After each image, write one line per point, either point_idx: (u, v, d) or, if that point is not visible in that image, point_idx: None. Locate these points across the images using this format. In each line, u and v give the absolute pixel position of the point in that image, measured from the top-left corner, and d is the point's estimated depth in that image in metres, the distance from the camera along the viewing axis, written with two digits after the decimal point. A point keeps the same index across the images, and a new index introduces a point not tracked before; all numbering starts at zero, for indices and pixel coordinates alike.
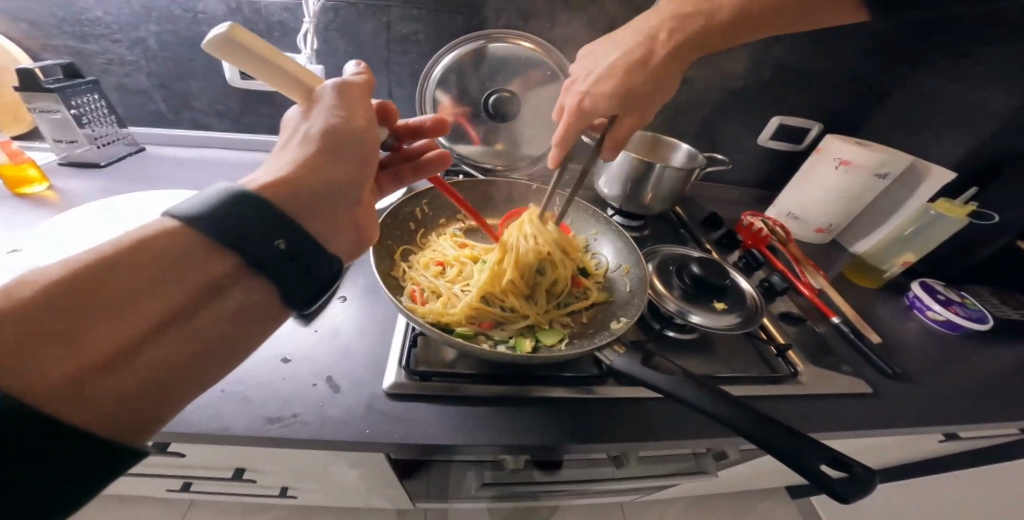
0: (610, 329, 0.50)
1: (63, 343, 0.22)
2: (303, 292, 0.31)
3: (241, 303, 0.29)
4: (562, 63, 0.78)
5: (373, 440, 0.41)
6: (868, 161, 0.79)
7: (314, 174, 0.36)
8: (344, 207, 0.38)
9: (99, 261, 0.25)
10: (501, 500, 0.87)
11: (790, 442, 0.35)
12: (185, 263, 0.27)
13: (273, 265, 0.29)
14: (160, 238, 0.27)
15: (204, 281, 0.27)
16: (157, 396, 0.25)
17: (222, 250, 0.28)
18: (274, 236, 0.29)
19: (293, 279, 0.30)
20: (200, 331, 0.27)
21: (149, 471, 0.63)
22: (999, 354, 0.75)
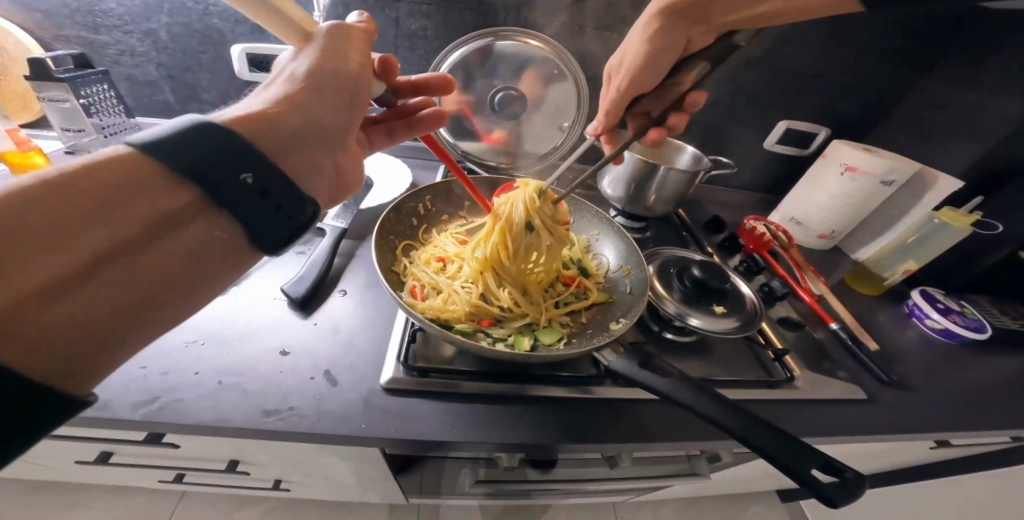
0: (609, 329, 0.50)
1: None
2: (272, 234, 0.32)
3: (202, 239, 0.29)
4: (570, 62, 0.78)
5: (369, 434, 0.42)
6: (875, 168, 0.79)
7: (291, 112, 0.37)
8: (320, 147, 0.40)
9: (38, 189, 0.24)
10: (494, 498, 0.88)
11: (783, 447, 0.35)
12: (141, 193, 0.26)
13: (239, 200, 0.29)
14: (113, 167, 0.26)
15: (154, 215, 0.27)
16: (109, 329, 0.25)
17: (184, 181, 0.28)
18: (239, 170, 0.29)
19: (261, 217, 0.31)
20: (156, 265, 0.27)
21: (145, 461, 0.64)
22: (997, 364, 0.75)
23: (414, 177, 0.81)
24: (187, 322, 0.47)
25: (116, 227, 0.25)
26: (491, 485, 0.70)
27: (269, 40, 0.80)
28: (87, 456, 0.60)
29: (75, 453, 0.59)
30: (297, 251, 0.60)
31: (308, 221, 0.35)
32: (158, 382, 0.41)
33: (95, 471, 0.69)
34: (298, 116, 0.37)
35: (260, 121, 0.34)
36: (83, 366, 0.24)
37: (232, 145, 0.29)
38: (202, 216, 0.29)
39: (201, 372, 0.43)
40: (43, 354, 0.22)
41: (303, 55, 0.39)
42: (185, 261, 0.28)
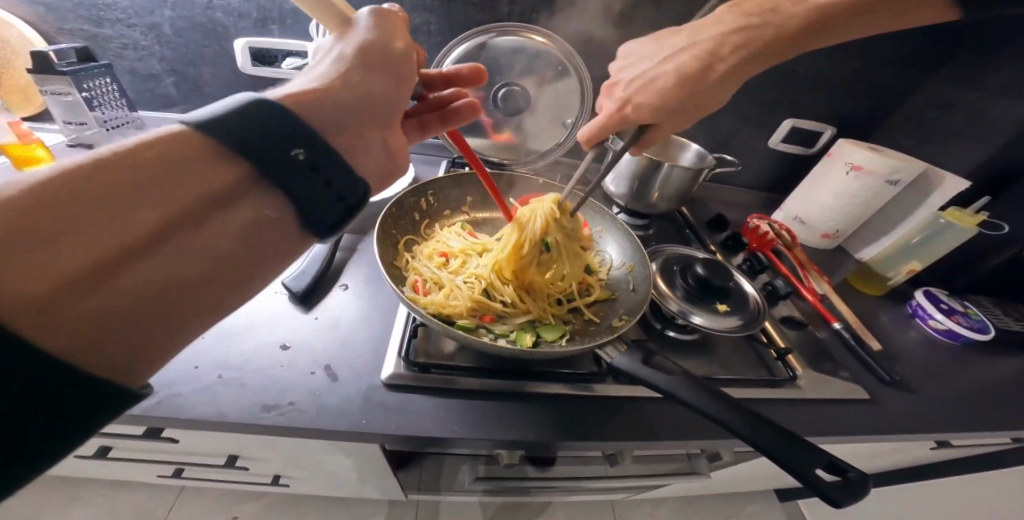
0: (611, 327, 0.49)
1: (51, 248, 0.21)
2: (323, 215, 0.30)
3: (250, 220, 0.28)
4: (574, 58, 0.77)
5: (369, 430, 0.41)
6: (880, 167, 0.78)
7: (341, 88, 0.36)
8: (372, 124, 0.38)
9: (94, 166, 0.23)
10: (493, 494, 0.88)
11: (788, 447, 0.35)
12: (190, 170, 0.25)
13: (291, 175, 0.28)
14: (164, 145, 0.25)
15: (203, 192, 0.26)
16: (160, 313, 0.24)
17: (234, 158, 0.27)
18: (291, 146, 0.28)
19: (313, 194, 0.29)
20: (205, 248, 0.26)
21: (144, 455, 0.63)
22: (1000, 365, 0.75)
23: (416, 172, 0.80)
24: None
25: (167, 206, 0.24)
26: (491, 481, 0.70)
27: (271, 34, 0.79)
28: (87, 450, 0.60)
29: (75, 447, 0.59)
30: None
31: (360, 201, 0.33)
32: (157, 376, 0.41)
33: (95, 465, 0.69)
34: (346, 93, 0.36)
35: (313, 96, 0.33)
36: (132, 353, 0.23)
37: (278, 115, 0.28)
38: (252, 194, 0.28)
39: (200, 366, 0.43)
40: (90, 340, 0.21)
41: (348, 38, 0.40)
42: (235, 243, 0.27)
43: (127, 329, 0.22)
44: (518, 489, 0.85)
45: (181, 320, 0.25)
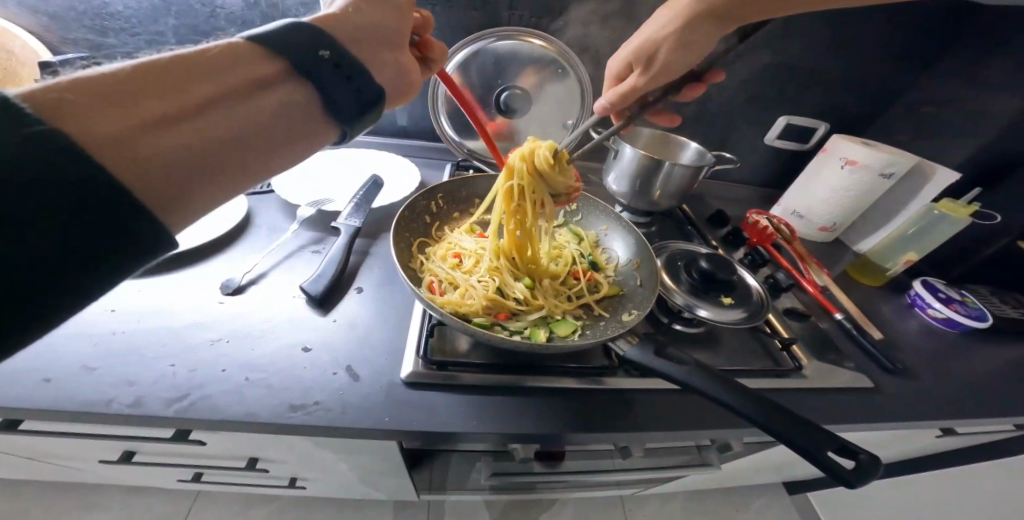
0: (622, 321, 0.51)
1: (122, 106, 0.24)
2: (349, 108, 0.33)
3: (285, 103, 0.31)
4: (574, 59, 0.80)
5: (393, 426, 0.43)
6: (875, 162, 0.80)
7: (360, 16, 0.39)
8: (387, 48, 0.40)
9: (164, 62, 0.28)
10: (502, 493, 0.89)
11: (797, 430, 0.36)
12: (237, 63, 0.30)
13: (320, 71, 0.32)
14: (216, 48, 0.30)
15: (247, 79, 0.30)
16: (206, 171, 0.27)
17: (270, 57, 0.31)
18: (318, 47, 0.32)
19: (338, 87, 0.32)
20: (245, 123, 0.29)
21: (163, 460, 0.65)
22: (998, 352, 0.76)
23: (421, 176, 0.82)
24: (210, 321, 0.48)
25: (218, 84, 0.29)
26: (504, 479, 0.71)
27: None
28: (110, 455, 0.61)
29: (97, 453, 0.60)
30: (311, 250, 0.61)
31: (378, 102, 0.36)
32: (187, 379, 0.42)
33: (114, 471, 0.70)
34: (362, 18, 0.39)
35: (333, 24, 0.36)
36: (182, 199, 0.26)
37: (308, 31, 0.33)
38: (286, 82, 0.31)
39: (227, 369, 0.44)
40: (148, 178, 0.24)
41: None
42: (271, 118, 0.30)
43: (178, 179, 0.25)
44: (526, 486, 0.86)
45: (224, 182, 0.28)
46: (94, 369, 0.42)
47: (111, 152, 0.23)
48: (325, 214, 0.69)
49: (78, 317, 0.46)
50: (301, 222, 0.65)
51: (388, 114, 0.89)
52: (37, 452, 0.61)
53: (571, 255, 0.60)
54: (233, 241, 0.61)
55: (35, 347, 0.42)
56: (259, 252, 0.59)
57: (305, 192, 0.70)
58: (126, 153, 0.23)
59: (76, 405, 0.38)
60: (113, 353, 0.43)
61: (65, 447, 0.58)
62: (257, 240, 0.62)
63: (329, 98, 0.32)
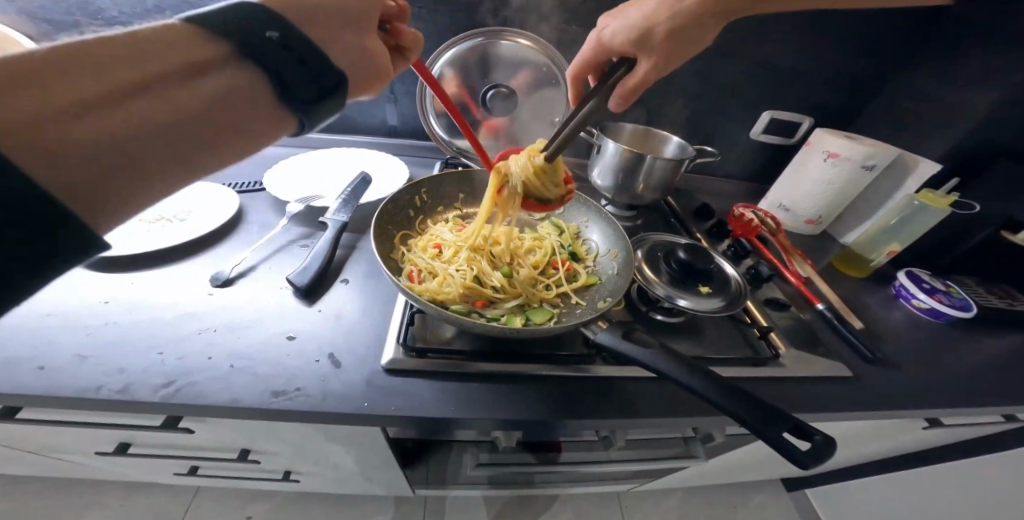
0: (597, 307, 0.52)
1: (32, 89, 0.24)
2: (303, 94, 0.35)
3: (225, 85, 0.32)
4: (559, 60, 0.82)
5: (371, 411, 0.44)
6: (855, 154, 0.82)
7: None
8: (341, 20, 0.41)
9: (99, 44, 0.28)
10: (499, 487, 0.91)
11: (755, 411, 0.37)
12: (174, 45, 0.31)
13: (269, 51, 0.33)
14: (153, 30, 0.31)
15: (189, 60, 0.31)
16: (132, 162, 0.27)
17: (211, 38, 0.32)
18: (265, 30, 0.33)
19: (290, 71, 0.33)
20: (178, 101, 0.29)
21: (160, 452, 0.66)
22: (982, 342, 0.77)
23: (410, 174, 0.83)
24: (199, 312, 0.50)
25: (161, 63, 0.30)
26: (496, 471, 0.73)
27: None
28: (107, 446, 0.63)
29: (96, 444, 0.62)
30: (300, 244, 0.63)
31: (337, 84, 0.38)
32: (175, 366, 0.44)
33: (113, 464, 0.72)
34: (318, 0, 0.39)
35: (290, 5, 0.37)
36: (113, 189, 0.26)
37: (254, 11, 0.33)
38: (226, 69, 0.32)
39: (214, 357, 0.46)
40: (67, 155, 0.24)
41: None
42: (211, 107, 0.31)
43: (110, 159, 0.26)
44: (523, 480, 0.88)
45: (149, 182, 0.28)
46: (87, 357, 0.43)
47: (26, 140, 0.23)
48: (315, 210, 0.71)
49: (73, 309, 0.48)
50: (290, 217, 0.67)
51: (379, 115, 0.91)
52: (38, 444, 0.63)
53: (551, 246, 0.62)
54: (224, 237, 0.63)
55: (31, 336, 0.44)
56: (249, 247, 0.61)
57: (296, 189, 0.72)
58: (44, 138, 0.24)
59: (69, 389, 0.40)
60: (104, 343, 0.45)
61: (64, 438, 0.61)
62: (249, 235, 0.64)
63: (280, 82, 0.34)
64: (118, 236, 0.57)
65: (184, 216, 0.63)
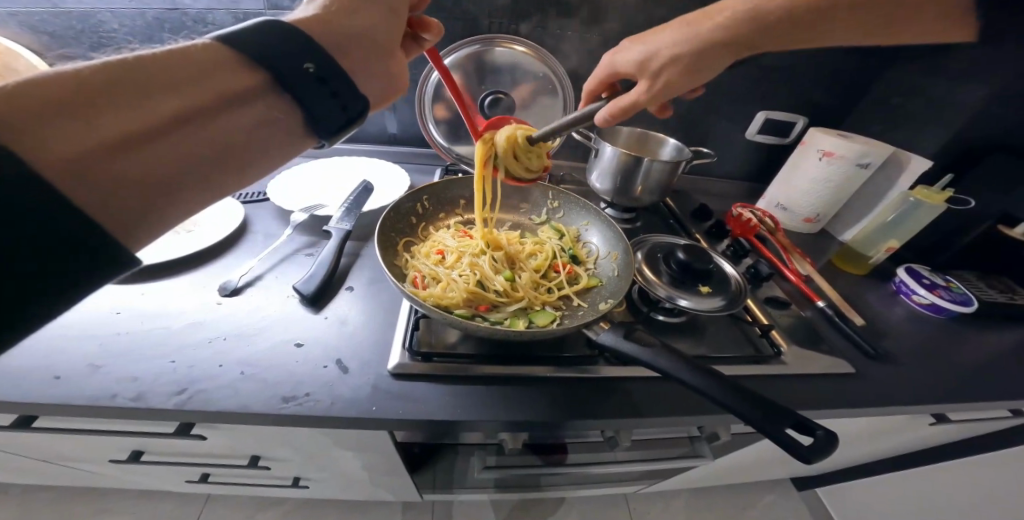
0: (598, 309, 0.53)
1: (77, 120, 0.26)
2: (327, 123, 0.37)
3: (256, 115, 0.34)
4: (557, 67, 0.84)
5: (379, 415, 0.45)
6: (850, 152, 0.83)
7: (346, 18, 0.41)
8: (367, 45, 0.43)
9: (134, 62, 0.30)
10: (508, 491, 0.91)
11: (758, 409, 0.37)
12: (219, 69, 0.32)
13: (302, 83, 0.34)
14: (194, 48, 0.32)
15: (221, 88, 0.32)
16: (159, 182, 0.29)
17: (250, 67, 0.34)
18: (302, 61, 0.34)
19: (317, 101, 0.35)
20: (212, 133, 0.32)
21: (171, 459, 0.67)
22: (984, 336, 0.77)
23: (411, 181, 0.85)
24: (208, 321, 0.51)
25: (194, 89, 0.31)
26: (506, 474, 0.73)
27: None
28: (121, 454, 0.64)
29: (108, 452, 0.63)
30: (305, 253, 0.64)
31: (359, 116, 0.40)
32: (187, 374, 0.45)
33: (125, 473, 0.73)
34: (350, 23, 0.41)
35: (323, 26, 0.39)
36: (132, 214, 0.28)
37: (296, 42, 0.34)
38: (260, 96, 0.34)
39: (224, 364, 0.47)
40: (109, 197, 0.27)
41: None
42: (239, 132, 0.33)
43: (152, 186, 0.29)
44: (532, 483, 0.89)
45: (171, 205, 0.30)
46: (101, 366, 0.44)
47: (69, 169, 0.25)
48: (318, 219, 0.72)
49: (85, 319, 0.49)
50: (294, 227, 0.68)
51: (378, 123, 0.93)
52: (53, 453, 0.64)
53: (551, 250, 0.63)
54: (231, 246, 0.64)
55: (46, 348, 0.45)
56: (254, 257, 0.62)
57: (299, 199, 0.73)
58: (72, 170, 0.25)
59: (84, 397, 0.41)
60: (116, 352, 0.46)
61: (78, 447, 0.62)
62: (253, 245, 0.65)
63: (303, 104, 0.35)
64: None
65: (191, 227, 0.64)
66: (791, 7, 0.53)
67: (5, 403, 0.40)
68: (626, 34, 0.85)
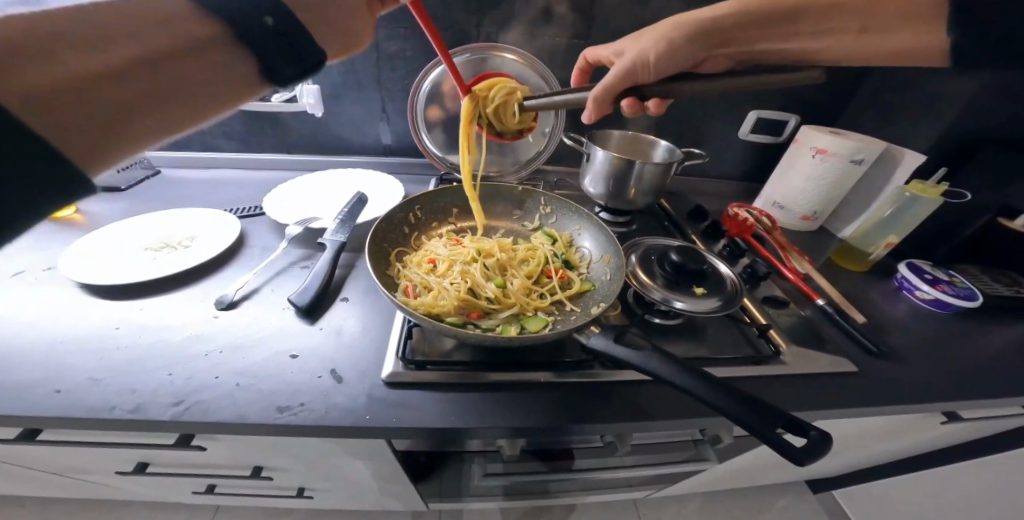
0: (590, 313, 0.53)
1: (38, 61, 0.28)
2: (283, 78, 0.38)
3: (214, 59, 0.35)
4: (548, 75, 0.85)
5: (373, 424, 0.45)
6: (843, 149, 0.82)
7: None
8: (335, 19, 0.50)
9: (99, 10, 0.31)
10: (516, 498, 0.90)
11: (748, 409, 0.37)
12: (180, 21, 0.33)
13: (258, 36, 0.35)
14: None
15: (178, 33, 0.33)
16: (122, 117, 0.31)
17: (210, 22, 0.35)
18: (262, 15, 0.35)
19: (274, 57, 0.36)
20: (170, 70, 0.33)
21: (176, 471, 0.68)
22: (990, 331, 0.75)
23: (406, 191, 0.86)
24: (205, 334, 0.52)
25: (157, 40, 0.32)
26: (508, 481, 0.72)
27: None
28: (126, 466, 0.65)
29: (115, 463, 0.64)
30: (301, 265, 0.65)
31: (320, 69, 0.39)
32: (184, 386, 0.46)
33: (132, 484, 0.74)
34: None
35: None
36: (91, 146, 0.30)
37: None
38: (220, 43, 0.35)
39: (220, 376, 0.47)
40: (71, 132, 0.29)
41: None
42: (201, 74, 0.34)
43: (113, 120, 0.31)
44: (539, 490, 0.88)
45: (129, 137, 0.32)
46: (100, 380, 0.45)
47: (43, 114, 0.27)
48: (314, 231, 0.73)
49: (86, 334, 0.50)
50: (290, 240, 0.69)
51: (372, 134, 0.94)
52: (61, 466, 0.65)
53: (544, 255, 0.63)
54: (228, 260, 0.65)
55: (48, 362, 0.46)
56: (250, 271, 0.63)
57: (294, 212, 0.74)
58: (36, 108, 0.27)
59: (83, 411, 0.42)
60: (115, 366, 0.47)
61: (82, 459, 0.62)
62: (250, 259, 0.66)
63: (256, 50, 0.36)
64: (126, 265, 0.59)
65: (189, 243, 0.65)
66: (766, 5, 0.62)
67: (6, 418, 0.41)
68: (613, 38, 0.86)
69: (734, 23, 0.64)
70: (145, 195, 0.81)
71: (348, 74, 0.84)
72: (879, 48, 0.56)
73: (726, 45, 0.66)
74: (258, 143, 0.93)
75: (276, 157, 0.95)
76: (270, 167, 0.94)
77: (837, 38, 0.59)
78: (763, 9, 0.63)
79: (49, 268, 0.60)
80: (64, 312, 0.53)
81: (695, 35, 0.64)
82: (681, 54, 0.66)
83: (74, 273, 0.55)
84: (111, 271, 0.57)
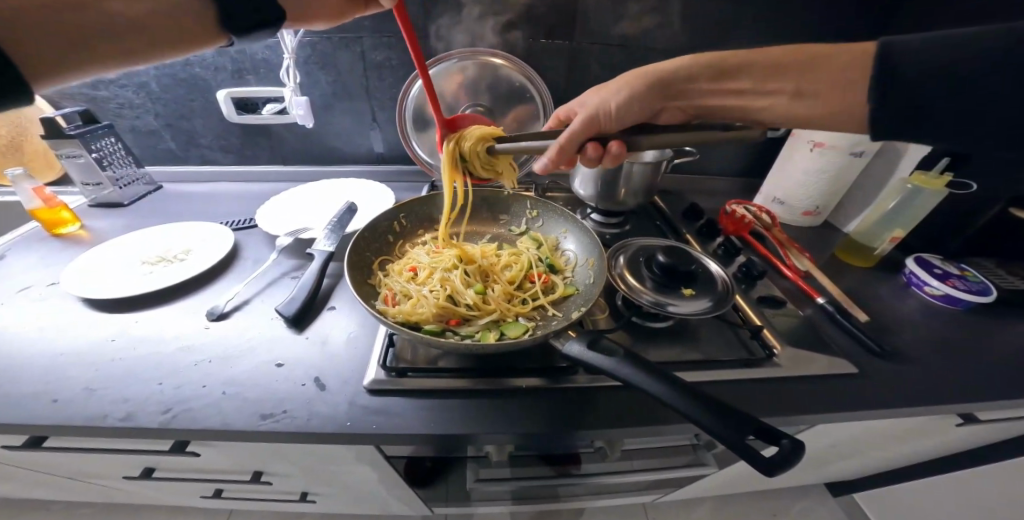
0: (571, 317, 0.53)
1: None
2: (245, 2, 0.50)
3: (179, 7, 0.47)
4: (534, 78, 0.86)
5: (353, 431, 0.46)
6: (841, 142, 0.80)
7: None
8: None
9: None
10: (524, 503, 0.90)
11: (719, 417, 0.36)
12: None
13: None
14: None
15: None
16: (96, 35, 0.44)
17: None
18: None
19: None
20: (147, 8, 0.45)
21: (182, 475, 0.70)
22: (1006, 327, 0.72)
23: (397, 198, 0.87)
24: (197, 343, 0.54)
25: None
26: (514, 485, 0.71)
27: (248, 83, 0.86)
28: (133, 470, 0.67)
29: (122, 469, 0.66)
30: (291, 276, 0.67)
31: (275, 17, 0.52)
32: (173, 394, 0.47)
33: (144, 488, 0.77)
34: None
35: None
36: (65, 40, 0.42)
37: None
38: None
39: (208, 385, 0.49)
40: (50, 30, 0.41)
41: None
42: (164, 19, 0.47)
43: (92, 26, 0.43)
44: (547, 494, 0.87)
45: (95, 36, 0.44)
46: (96, 390, 0.47)
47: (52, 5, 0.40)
48: (305, 240, 0.74)
49: (84, 346, 0.52)
50: (281, 251, 0.70)
51: (365, 143, 0.95)
52: (74, 471, 0.68)
53: (528, 260, 0.63)
54: (221, 272, 0.67)
55: (47, 373, 0.48)
56: (242, 282, 0.65)
57: (287, 223, 0.76)
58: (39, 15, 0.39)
59: (79, 419, 0.44)
60: (110, 377, 0.49)
61: (93, 464, 0.65)
62: (242, 270, 0.67)
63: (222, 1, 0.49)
64: (124, 279, 0.62)
65: (184, 256, 0.67)
66: (717, 59, 0.56)
67: (6, 426, 0.43)
68: (598, 38, 0.86)
69: (684, 76, 0.58)
70: (146, 210, 0.84)
71: (336, 84, 0.86)
72: (815, 115, 0.50)
73: (675, 101, 0.61)
74: (254, 155, 0.96)
75: (273, 169, 0.97)
76: (266, 178, 0.96)
77: (776, 100, 0.53)
78: (713, 61, 0.57)
79: (53, 283, 0.63)
80: (65, 325, 0.55)
81: (646, 90, 0.59)
82: (635, 105, 0.61)
83: (74, 288, 0.58)
84: (110, 285, 0.60)
